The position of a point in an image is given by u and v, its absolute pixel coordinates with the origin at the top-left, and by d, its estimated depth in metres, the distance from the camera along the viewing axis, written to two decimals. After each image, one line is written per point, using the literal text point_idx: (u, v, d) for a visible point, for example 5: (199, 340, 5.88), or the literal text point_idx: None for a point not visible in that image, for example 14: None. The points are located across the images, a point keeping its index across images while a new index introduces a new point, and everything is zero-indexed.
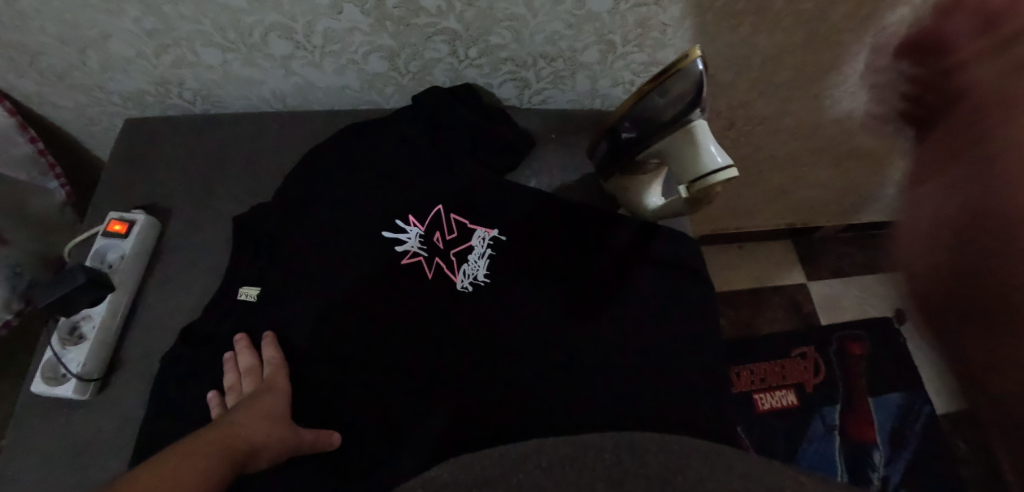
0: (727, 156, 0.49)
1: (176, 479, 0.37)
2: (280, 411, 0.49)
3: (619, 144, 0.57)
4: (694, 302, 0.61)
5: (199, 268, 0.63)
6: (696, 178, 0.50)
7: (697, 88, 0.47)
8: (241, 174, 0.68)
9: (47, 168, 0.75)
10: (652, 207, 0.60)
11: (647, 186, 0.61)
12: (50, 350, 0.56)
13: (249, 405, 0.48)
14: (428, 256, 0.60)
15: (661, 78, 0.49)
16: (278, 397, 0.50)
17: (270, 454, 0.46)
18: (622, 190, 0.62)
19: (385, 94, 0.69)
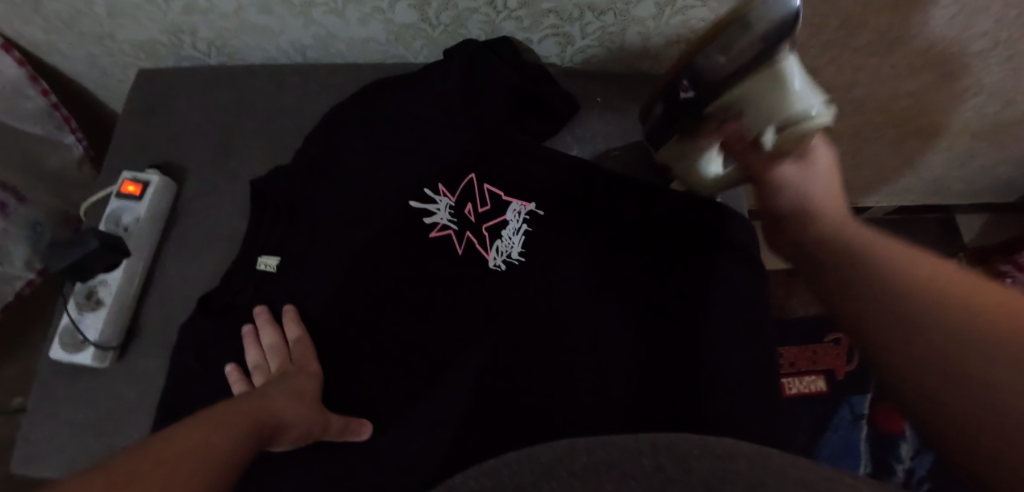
0: (820, 97, 0.41)
1: (205, 442, 0.32)
2: (311, 392, 0.46)
3: (676, 106, 0.50)
4: (748, 291, 0.56)
5: (217, 234, 0.59)
6: (786, 129, 0.41)
7: (779, 27, 0.39)
8: (260, 133, 0.63)
9: (62, 122, 0.71)
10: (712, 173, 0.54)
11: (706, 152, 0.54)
12: (67, 316, 0.53)
13: (278, 383, 0.44)
14: (458, 229, 0.56)
15: (723, 28, 0.42)
16: (308, 379, 0.47)
17: (297, 433, 0.42)
18: (681, 157, 0.55)
19: (414, 48, 0.63)
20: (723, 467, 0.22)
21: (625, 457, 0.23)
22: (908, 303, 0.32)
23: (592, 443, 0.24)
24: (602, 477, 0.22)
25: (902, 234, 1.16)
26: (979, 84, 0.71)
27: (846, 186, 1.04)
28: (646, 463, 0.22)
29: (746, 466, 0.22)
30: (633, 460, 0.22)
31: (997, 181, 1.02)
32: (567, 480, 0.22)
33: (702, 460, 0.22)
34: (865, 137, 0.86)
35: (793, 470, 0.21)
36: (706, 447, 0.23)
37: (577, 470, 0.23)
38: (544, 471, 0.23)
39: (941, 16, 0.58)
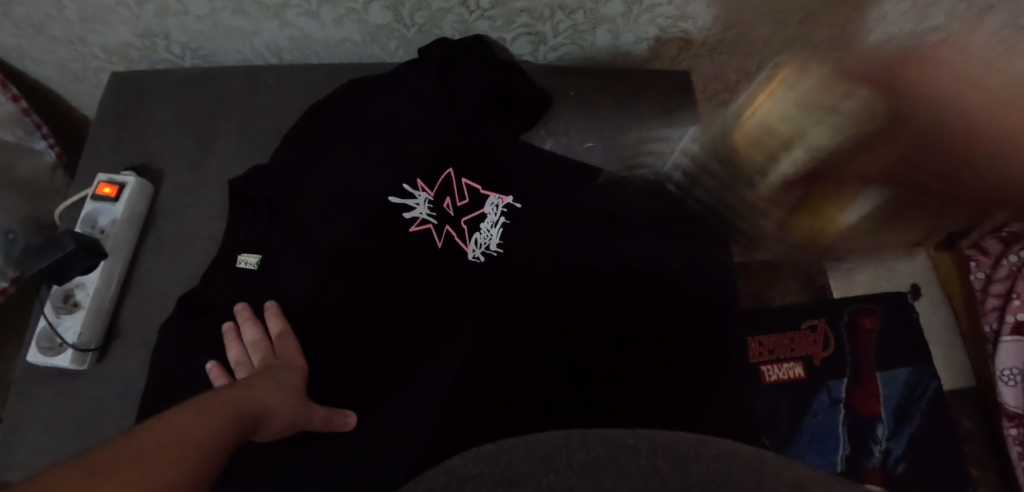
0: None
1: (198, 435, 0.33)
2: (295, 384, 0.47)
3: None
4: (718, 278, 0.58)
5: (196, 234, 0.59)
6: None
7: None
8: (237, 134, 0.63)
9: (33, 127, 0.71)
10: None
11: None
12: (45, 319, 0.53)
13: (262, 376, 0.45)
14: (438, 223, 0.57)
15: None
16: (293, 372, 0.48)
17: (282, 423, 0.43)
18: None
19: (389, 48, 0.64)
20: (716, 468, 0.23)
21: (622, 456, 0.24)
22: None
23: (591, 436, 0.25)
24: (601, 472, 0.23)
25: None
26: None
27: None
28: (643, 463, 0.24)
29: (740, 468, 0.23)
30: (630, 459, 0.24)
31: None
32: (564, 473, 0.23)
33: (697, 461, 0.23)
34: None
35: (786, 471, 0.23)
36: (702, 447, 0.24)
37: (575, 465, 0.24)
38: (544, 460, 0.24)
39: (896, 12, 0.63)
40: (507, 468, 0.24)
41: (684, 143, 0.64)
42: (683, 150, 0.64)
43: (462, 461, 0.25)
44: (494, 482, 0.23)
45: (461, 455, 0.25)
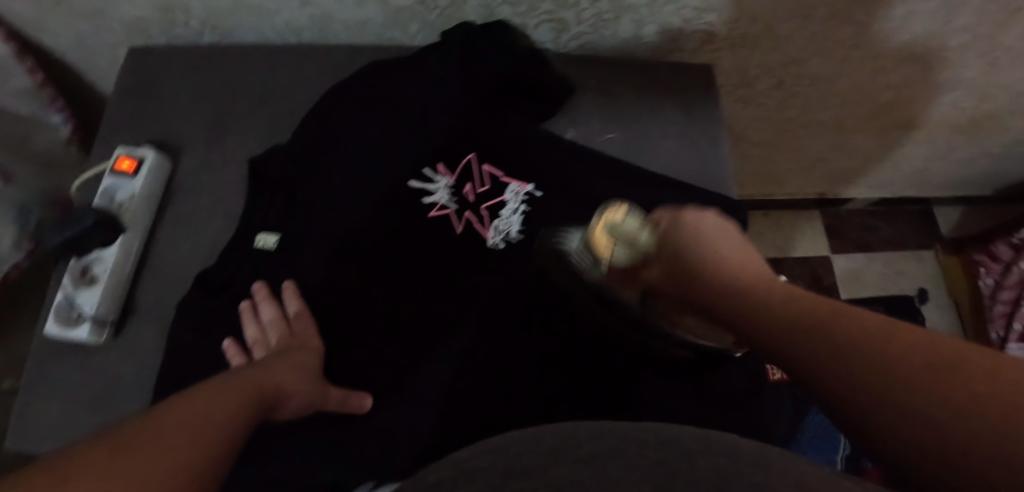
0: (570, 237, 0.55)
1: (210, 412, 0.33)
2: (312, 365, 0.47)
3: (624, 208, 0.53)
4: None
5: (213, 212, 0.59)
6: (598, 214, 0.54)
7: (609, 235, 0.53)
8: (255, 113, 0.62)
9: (48, 100, 0.69)
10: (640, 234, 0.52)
11: (620, 226, 0.52)
12: (62, 292, 0.53)
13: (279, 356, 0.45)
14: (458, 209, 0.57)
15: (616, 239, 0.53)
16: (310, 353, 0.48)
17: (298, 404, 0.43)
18: (633, 234, 0.52)
19: (410, 31, 0.63)
20: (724, 462, 0.22)
21: (627, 448, 0.23)
22: (807, 316, 0.33)
23: (594, 432, 0.24)
24: (608, 461, 0.22)
25: (881, 225, 1.21)
26: (957, 77, 0.77)
27: (827, 177, 1.09)
28: (649, 454, 0.22)
29: (751, 467, 0.21)
30: (636, 449, 0.22)
31: (974, 172, 1.07)
32: (570, 464, 0.22)
33: (703, 454, 0.22)
34: (847, 128, 0.91)
35: (792, 467, 0.22)
36: (708, 444, 0.23)
37: (583, 457, 0.22)
38: (549, 453, 0.23)
39: (923, 10, 0.63)
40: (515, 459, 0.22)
41: (704, 137, 0.63)
42: (703, 144, 0.63)
43: (467, 453, 0.24)
44: (501, 475, 0.22)
45: (471, 446, 0.25)
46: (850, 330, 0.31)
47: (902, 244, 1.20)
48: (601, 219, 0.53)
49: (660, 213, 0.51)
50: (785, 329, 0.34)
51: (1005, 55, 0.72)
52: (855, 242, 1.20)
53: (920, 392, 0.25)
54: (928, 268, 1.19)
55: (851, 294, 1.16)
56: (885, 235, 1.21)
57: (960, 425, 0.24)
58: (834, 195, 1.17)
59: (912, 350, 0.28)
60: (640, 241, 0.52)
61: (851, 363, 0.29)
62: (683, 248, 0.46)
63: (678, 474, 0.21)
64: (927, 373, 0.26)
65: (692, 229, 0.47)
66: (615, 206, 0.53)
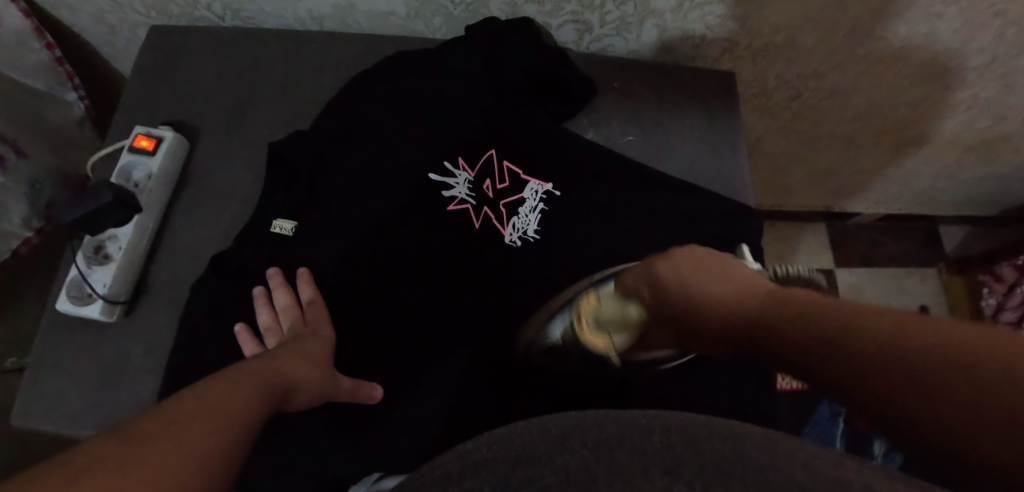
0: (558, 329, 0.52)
1: (225, 402, 0.32)
2: (322, 355, 0.46)
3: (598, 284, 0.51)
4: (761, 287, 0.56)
5: (229, 195, 0.58)
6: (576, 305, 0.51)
7: (593, 321, 0.50)
8: (276, 98, 0.62)
9: (65, 77, 0.70)
10: (627, 315, 0.49)
11: (603, 312, 0.50)
12: (75, 268, 0.53)
13: (290, 346, 0.44)
14: (476, 204, 0.57)
15: (598, 325, 0.50)
16: (321, 342, 0.48)
17: (311, 394, 0.43)
18: (617, 316, 0.49)
19: (433, 24, 0.63)
20: (732, 447, 0.21)
21: (636, 436, 0.22)
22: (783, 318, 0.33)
23: (604, 425, 0.23)
24: (615, 447, 0.21)
25: (886, 241, 1.21)
26: (973, 98, 0.77)
27: (836, 191, 1.09)
28: (656, 440, 0.21)
29: (753, 446, 0.21)
30: (644, 436, 0.22)
31: (982, 193, 1.07)
32: (578, 452, 0.21)
33: (712, 440, 0.21)
34: (860, 143, 0.91)
35: (801, 453, 0.21)
36: (714, 430, 0.22)
37: (588, 443, 0.22)
38: (553, 441, 0.22)
39: (945, 29, 0.63)
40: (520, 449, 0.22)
41: (723, 144, 0.63)
42: (721, 151, 0.63)
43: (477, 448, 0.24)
44: (508, 465, 0.21)
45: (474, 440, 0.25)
46: (829, 321, 0.30)
47: (907, 261, 1.21)
48: (581, 314, 0.50)
49: (631, 281, 0.47)
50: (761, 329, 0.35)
51: (1022, 77, 0.72)
52: (859, 257, 1.20)
53: (904, 380, 0.25)
54: (931, 287, 1.19)
55: None
56: (890, 251, 1.21)
57: (940, 406, 0.24)
58: (841, 209, 1.17)
59: (878, 344, 0.27)
60: (630, 317, 0.48)
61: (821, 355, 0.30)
62: (662, 302, 0.43)
63: (684, 459, 0.20)
64: (945, 373, 0.24)
65: (669, 273, 0.43)
66: (588, 294, 0.50)
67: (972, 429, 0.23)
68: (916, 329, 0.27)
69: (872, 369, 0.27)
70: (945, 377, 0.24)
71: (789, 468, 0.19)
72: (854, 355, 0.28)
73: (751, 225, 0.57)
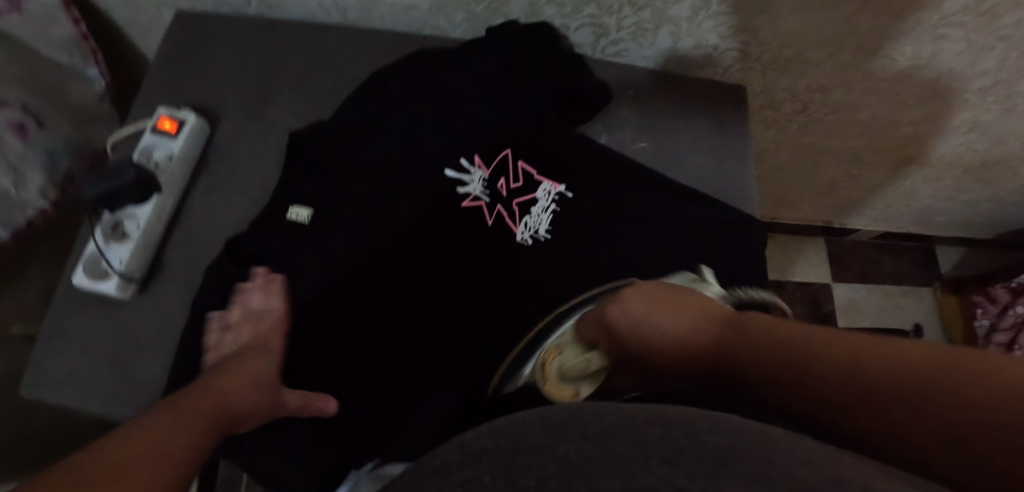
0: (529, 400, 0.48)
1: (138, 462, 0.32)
2: (268, 374, 0.47)
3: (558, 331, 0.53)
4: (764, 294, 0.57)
5: (246, 181, 0.59)
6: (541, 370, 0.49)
7: (556, 366, 0.49)
8: (297, 87, 0.63)
9: (88, 53, 0.71)
10: (593, 362, 0.47)
11: (563, 359, 0.49)
12: (93, 244, 0.53)
13: (226, 371, 0.45)
14: (490, 202, 0.58)
15: (565, 372, 0.48)
16: (265, 357, 0.48)
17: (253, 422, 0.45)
18: (579, 360, 0.48)
19: (454, 21, 0.64)
20: (727, 442, 0.21)
21: (635, 426, 0.23)
22: (751, 355, 0.36)
23: (608, 421, 0.24)
24: (613, 436, 0.22)
25: (883, 258, 1.23)
26: (973, 120, 0.78)
27: (837, 207, 1.11)
28: (654, 433, 0.22)
29: (748, 441, 0.21)
30: (641, 428, 0.22)
31: (979, 215, 1.09)
32: (579, 444, 0.22)
33: (706, 433, 0.22)
34: (862, 159, 0.92)
35: (792, 447, 0.21)
36: (712, 425, 0.23)
37: (588, 434, 0.22)
38: (553, 435, 0.23)
39: (950, 51, 0.65)
40: (523, 438, 0.24)
41: (731, 153, 0.64)
42: (730, 161, 0.64)
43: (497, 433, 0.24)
44: (509, 454, 0.22)
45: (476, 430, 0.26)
46: (788, 352, 0.34)
47: (902, 279, 1.23)
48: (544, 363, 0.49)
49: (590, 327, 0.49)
50: (730, 358, 0.38)
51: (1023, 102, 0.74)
52: (856, 273, 1.22)
53: (854, 392, 0.29)
54: (924, 305, 1.21)
55: (847, 323, 1.19)
56: (886, 269, 1.23)
57: (896, 405, 0.27)
58: (841, 225, 1.19)
59: (838, 365, 0.30)
60: (593, 363, 0.47)
61: (780, 376, 0.33)
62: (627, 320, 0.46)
63: (683, 449, 0.20)
64: (910, 381, 0.27)
65: (632, 307, 0.46)
66: (550, 352, 0.50)
67: (924, 411, 0.26)
68: (874, 348, 0.30)
69: (831, 395, 0.30)
70: (904, 383, 0.27)
71: (786, 463, 0.19)
72: (810, 377, 0.31)
73: (756, 235, 0.59)
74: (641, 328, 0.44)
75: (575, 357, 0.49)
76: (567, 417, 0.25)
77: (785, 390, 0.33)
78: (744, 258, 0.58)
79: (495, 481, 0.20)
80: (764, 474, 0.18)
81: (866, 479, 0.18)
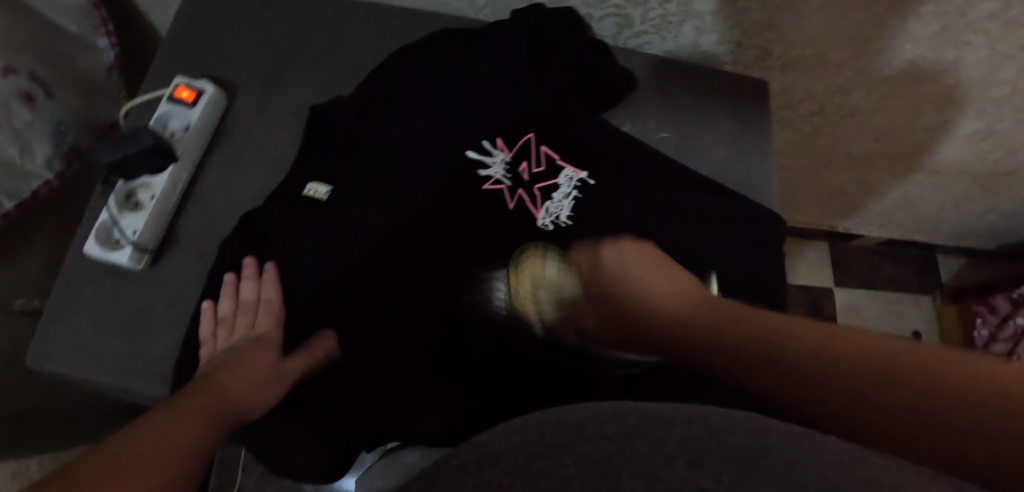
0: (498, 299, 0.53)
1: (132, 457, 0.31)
2: (269, 366, 0.47)
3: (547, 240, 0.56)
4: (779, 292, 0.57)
5: (262, 156, 0.58)
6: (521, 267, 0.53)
7: (535, 279, 0.52)
8: (315, 64, 0.62)
9: (99, 22, 0.71)
10: (568, 284, 0.52)
11: (544, 269, 0.52)
12: (106, 212, 0.52)
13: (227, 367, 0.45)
14: (511, 185, 0.57)
15: (539, 287, 0.52)
16: (265, 350, 0.48)
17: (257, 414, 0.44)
18: (556, 280, 0.52)
19: (477, 5, 0.63)
20: (755, 440, 0.18)
21: (657, 425, 0.20)
22: (735, 328, 0.35)
23: (630, 416, 0.21)
24: (636, 437, 0.19)
25: (885, 265, 1.24)
26: (986, 129, 0.78)
27: (844, 212, 1.11)
28: (681, 432, 0.19)
29: (778, 441, 0.18)
30: (667, 426, 0.20)
31: (983, 226, 1.09)
32: (599, 442, 0.19)
33: (737, 432, 0.19)
34: (873, 165, 0.92)
35: (824, 445, 0.18)
36: (737, 421, 0.20)
37: (609, 433, 0.20)
38: (575, 430, 0.21)
39: (972, 58, 0.65)
40: (539, 438, 0.21)
41: (751, 150, 0.64)
42: (750, 158, 0.64)
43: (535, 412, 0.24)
44: (527, 455, 0.20)
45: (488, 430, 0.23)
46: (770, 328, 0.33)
47: (903, 286, 1.23)
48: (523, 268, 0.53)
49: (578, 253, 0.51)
50: (710, 329, 0.36)
51: None
52: (858, 278, 1.23)
53: (850, 373, 0.27)
54: (924, 313, 1.22)
55: None
56: (888, 275, 1.23)
57: (901, 400, 0.25)
58: (846, 230, 1.19)
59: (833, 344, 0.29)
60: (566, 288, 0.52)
61: (766, 349, 0.32)
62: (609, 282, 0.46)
63: (707, 454, 0.17)
64: (909, 370, 0.26)
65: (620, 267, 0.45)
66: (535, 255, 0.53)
67: (932, 400, 0.24)
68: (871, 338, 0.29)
69: (817, 372, 0.29)
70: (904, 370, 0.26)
71: (818, 461, 0.17)
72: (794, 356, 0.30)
73: (774, 233, 0.58)
74: (624, 290, 0.44)
75: (555, 269, 0.52)
76: (584, 416, 0.22)
77: (768, 369, 0.31)
78: (761, 255, 0.58)
79: (513, 482, 0.18)
80: (797, 474, 0.16)
81: (918, 472, 0.17)
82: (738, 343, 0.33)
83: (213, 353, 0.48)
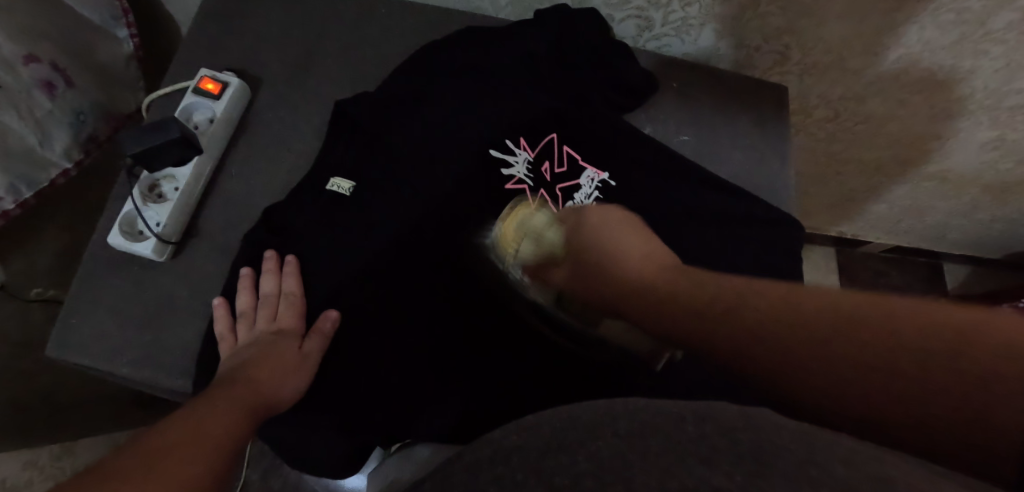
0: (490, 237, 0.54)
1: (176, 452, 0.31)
2: (294, 357, 0.47)
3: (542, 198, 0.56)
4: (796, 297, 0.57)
5: (284, 149, 0.59)
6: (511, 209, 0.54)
7: (518, 225, 0.52)
8: (338, 58, 0.62)
9: (120, 13, 0.71)
10: (548, 235, 0.50)
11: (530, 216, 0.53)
12: (130, 203, 0.53)
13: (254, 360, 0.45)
14: (534, 185, 0.57)
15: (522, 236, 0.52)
16: (286, 340, 0.48)
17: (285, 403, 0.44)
18: (538, 227, 0.51)
19: (499, 4, 0.63)
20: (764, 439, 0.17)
21: (667, 423, 0.18)
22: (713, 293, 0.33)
23: (636, 413, 0.19)
24: (647, 437, 0.18)
25: (892, 272, 1.24)
26: (999, 139, 0.79)
27: (852, 218, 1.11)
28: (688, 429, 0.18)
29: (790, 439, 0.17)
30: (676, 425, 0.18)
31: (991, 235, 1.09)
32: (611, 441, 0.18)
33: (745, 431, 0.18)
34: (883, 172, 0.92)
35: (838, 446, 0.17)
36: (742, 419, 0.18)
37: (618, 432, 0.18)
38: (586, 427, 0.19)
39: (988, 67, 0.65)
40: (547, 438, 0.19)
41: (768, 154, 0.64)
42: (767, 162, 0.64)
43: None
44: (540, 452, 0.19)
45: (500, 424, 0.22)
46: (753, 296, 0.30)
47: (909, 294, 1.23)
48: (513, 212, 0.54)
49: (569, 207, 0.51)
50: (687, 294, 0.34)
51: None
52: (864, 285, 1.23)
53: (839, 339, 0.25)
54: None
55: None
56: (894, 282, 1.23)
57: (899, 368, 0.23)
58: (853, 236, 1.19)
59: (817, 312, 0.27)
60: (546, 235, 0.50)
61: (742, 319, 0.30)
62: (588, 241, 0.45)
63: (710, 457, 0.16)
64: (902, 333, 0.24)
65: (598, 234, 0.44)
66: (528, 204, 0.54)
67: (929, 364, 0.23)
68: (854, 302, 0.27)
69: (815, 341, 0.26)
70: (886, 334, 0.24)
71: (827, 462, 0.15)
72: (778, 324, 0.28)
73: (791, 237, 0.58)
74: (601, 254, 0.43)
75: (541, 219, 0.52)
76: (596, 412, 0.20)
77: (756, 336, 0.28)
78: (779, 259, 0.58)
79: (528, 479, 0.17)
80: (811, 471, 0.15)
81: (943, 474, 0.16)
82: (720, 306, 0.31)
83: (234, 346, 0.48)
